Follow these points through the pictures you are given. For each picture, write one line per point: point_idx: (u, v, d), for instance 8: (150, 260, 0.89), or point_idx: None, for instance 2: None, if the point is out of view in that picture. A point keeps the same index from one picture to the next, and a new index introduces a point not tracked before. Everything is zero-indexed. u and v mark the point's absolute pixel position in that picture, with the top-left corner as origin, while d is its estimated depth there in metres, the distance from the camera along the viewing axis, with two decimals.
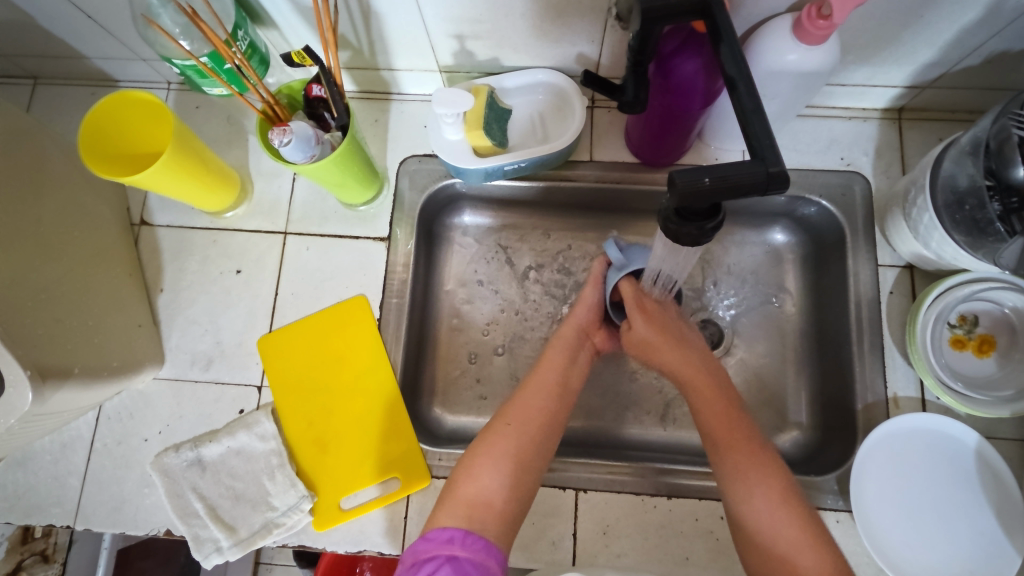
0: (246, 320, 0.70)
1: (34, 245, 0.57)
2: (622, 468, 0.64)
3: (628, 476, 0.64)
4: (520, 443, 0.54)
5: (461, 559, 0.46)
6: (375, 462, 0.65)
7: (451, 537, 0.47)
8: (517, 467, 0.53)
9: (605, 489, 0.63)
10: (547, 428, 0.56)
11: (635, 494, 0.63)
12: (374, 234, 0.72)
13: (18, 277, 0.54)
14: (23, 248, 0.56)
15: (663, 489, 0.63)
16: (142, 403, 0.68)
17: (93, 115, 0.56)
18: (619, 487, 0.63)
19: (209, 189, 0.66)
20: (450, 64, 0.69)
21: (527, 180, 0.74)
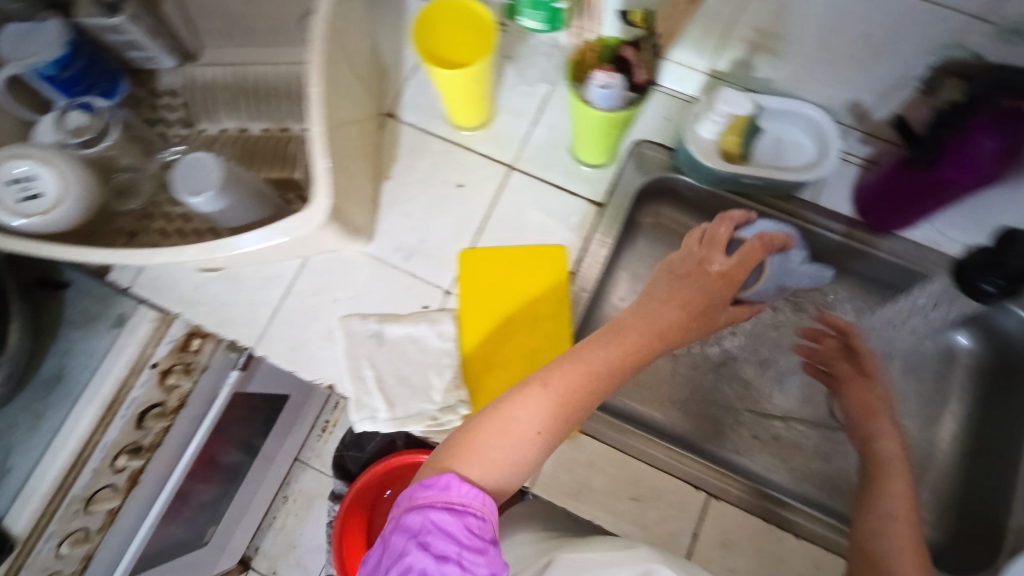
0: (454, 231, 0.75)
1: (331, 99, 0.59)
2: (747, 488, 0.65)
3: (745, 495, 0.65)
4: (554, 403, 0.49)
5: (461, 506, 0.43)
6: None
7: (445, 484, 0.44)
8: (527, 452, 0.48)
9: (724, 499, 0.65)
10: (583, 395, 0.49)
11: (750, 514, 0.64)
12: (591, 198, 0.76)
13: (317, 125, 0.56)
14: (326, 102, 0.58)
15: (775, 520, 0.64)
16: (343, 267, 0.74)
17: (432, 9, 0.61)
18: (734, 501, 0.65)
19: (471, 105, 0.72)
20: (721, 71, 0.72)
21: (744, 199, 0.75)
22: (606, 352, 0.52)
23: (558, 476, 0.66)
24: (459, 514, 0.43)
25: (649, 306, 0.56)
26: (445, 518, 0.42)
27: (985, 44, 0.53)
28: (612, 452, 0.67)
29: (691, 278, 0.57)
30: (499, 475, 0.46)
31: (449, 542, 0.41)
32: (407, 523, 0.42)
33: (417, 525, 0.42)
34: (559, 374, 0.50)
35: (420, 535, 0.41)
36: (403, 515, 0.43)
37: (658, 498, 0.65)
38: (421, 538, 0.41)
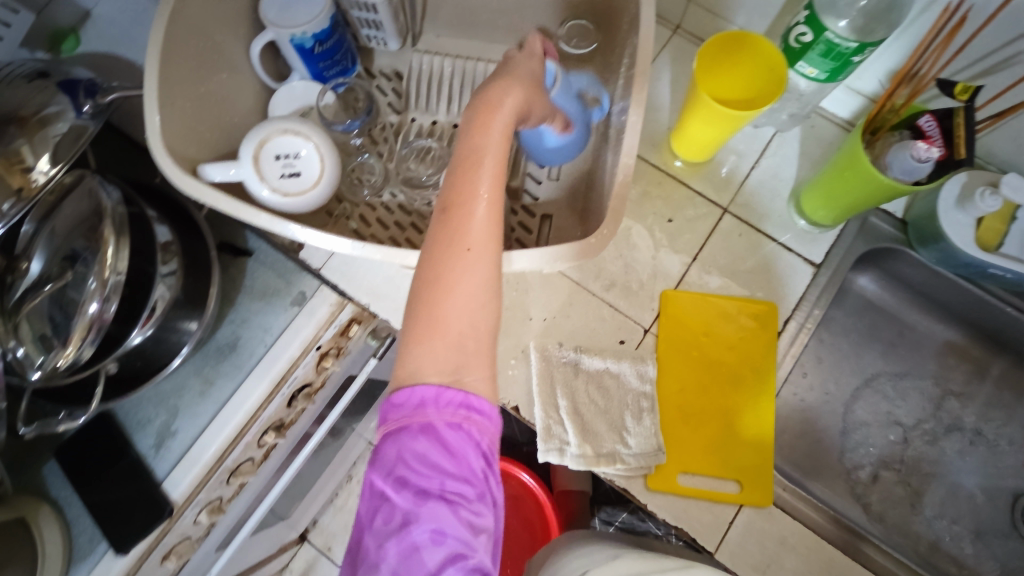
0: (658, 267, 0.72)
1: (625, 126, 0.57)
2: (835, 519, 0.65)
3: (822, 521, 0.65)
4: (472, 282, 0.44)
5: (435, 421, 0.41)
6: (727, 460, 0.65)
7: (422, 401, 0.41)
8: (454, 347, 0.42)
9: (837, 545, 0.64)
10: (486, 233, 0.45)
11: (840, 549, 0.63)
12: (807, 256, 0.72)
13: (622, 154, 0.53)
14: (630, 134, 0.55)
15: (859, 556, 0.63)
16: (540, 285, 0.70)
17: (724, 38, 0.58)
18: (818, 530, 0.64)
19: (706, 143, 0.68)
20: (984, 149, 0.67)
21: (969, 284, 0.71)
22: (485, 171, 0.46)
23: (746, 547, 0.63)
24: (435, 434, 0.41)
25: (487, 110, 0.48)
26: (421, 440, 0.41)
27: None
28: (810, 534, 0.63)
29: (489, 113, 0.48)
30: (450, 316, 0.43)
31: (450, 451, 0.41)
32: (384, 453, 0.42)
33: (397, 455, 0.41)
34: (460, 261, 0.43)
35: (398, 468, 0.41)
36: (383, 441, 0.42)
37: None
38: (397, 474, 0.41)
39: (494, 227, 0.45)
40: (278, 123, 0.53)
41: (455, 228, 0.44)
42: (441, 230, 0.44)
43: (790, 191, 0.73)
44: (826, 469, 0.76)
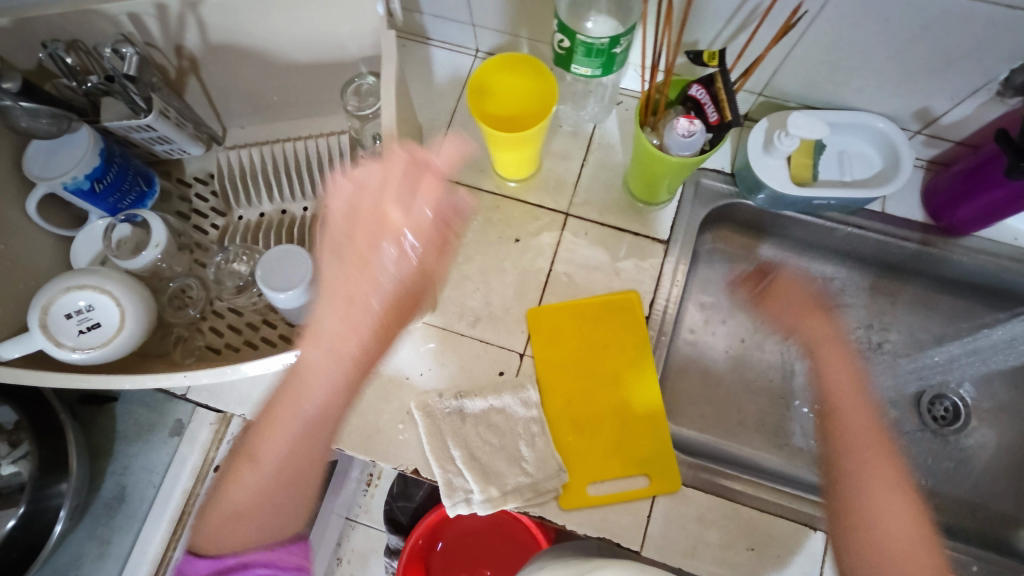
0: (518, 290, 0.72)
1: None
2: (765, 487, 0.65)
3: (751, 491, 0.65)
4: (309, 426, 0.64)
5: None
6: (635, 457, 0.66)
7: None
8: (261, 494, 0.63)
9: (767, 511, 0.64)
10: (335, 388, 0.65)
11: (776, 516, 0.64)
12: (654, 235, 0.73)
13: None
14: None
15: (796, 516, 0.64)
16: (409, 342, 0.70)
17: (484, 68, 0.58)
18: (747, 501, 0.64)
19: (522, 160, 0.69)
20: (778, 91, 0.70)
21: (810, 216, 0.74)
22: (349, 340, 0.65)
23: (671, 536, 0.63)
24: None
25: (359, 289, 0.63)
26: None
27: None
28: (722, 501, 0.64)
29: (366, 267, 0.63)
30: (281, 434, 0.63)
31: None
32: None
33: None
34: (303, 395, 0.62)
35: None
36: None
37: (776, 543, 0.63)
38: None
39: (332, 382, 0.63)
40: (65, 280, 0.52)
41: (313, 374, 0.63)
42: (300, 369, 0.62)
43: (621, 178, 0.75)
44: (740, 427, 0.77)
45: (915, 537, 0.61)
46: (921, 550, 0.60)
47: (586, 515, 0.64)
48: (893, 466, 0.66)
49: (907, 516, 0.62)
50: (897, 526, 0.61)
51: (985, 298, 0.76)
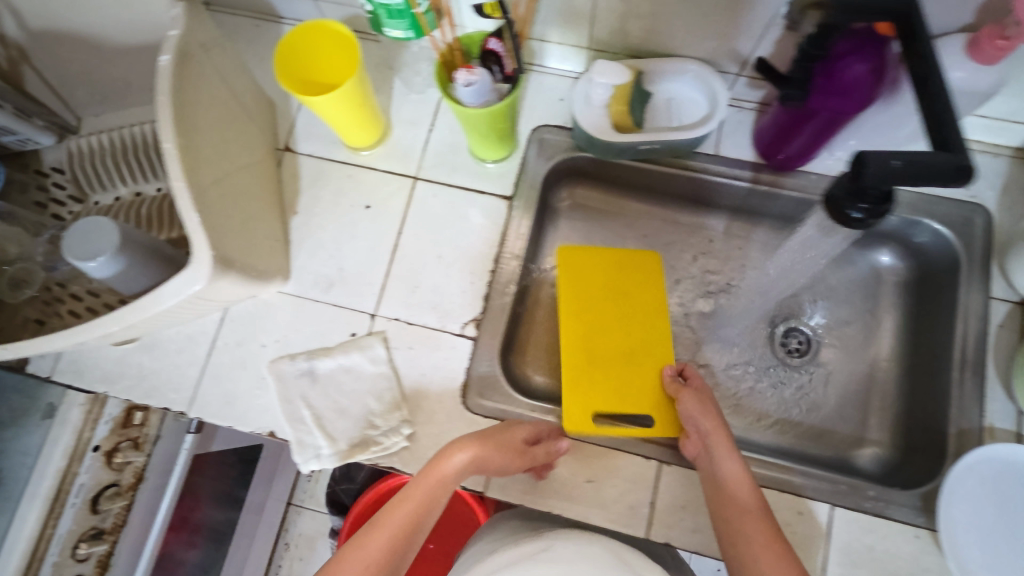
0: (369, 254, 0.74)
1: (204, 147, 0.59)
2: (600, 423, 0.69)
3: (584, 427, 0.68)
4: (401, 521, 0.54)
5: None
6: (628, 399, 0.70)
7: None
8: (388, 543, 0.53)
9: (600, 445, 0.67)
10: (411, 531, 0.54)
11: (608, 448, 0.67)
12: (498, 192, 0.75)
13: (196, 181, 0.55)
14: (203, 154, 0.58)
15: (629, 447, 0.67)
16: (264, 311, 0.72)
17: (286, 37, 0.59)
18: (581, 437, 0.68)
19: (358, 125, 0.71)
20: (602, 42, 0.72)
21: (648, 164, 0.76)
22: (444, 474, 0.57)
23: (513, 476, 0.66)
24: None
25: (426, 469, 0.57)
26: None
27: None
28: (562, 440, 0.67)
29: (436, 471, 0.56)
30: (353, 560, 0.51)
31: None
32: None
33: None
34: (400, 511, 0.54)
35: None
36: None
37: (612, 475, 0.66)
38: None
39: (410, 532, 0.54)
40: None
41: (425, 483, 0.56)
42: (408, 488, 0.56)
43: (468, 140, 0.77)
44: None
45: (744, 521, 0.56)
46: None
47: (432, 461, 0.67)
48: (762, 520, 0.56)
49: (780, 556, 0.53)
50: (755, 544, 0.54)
51: None
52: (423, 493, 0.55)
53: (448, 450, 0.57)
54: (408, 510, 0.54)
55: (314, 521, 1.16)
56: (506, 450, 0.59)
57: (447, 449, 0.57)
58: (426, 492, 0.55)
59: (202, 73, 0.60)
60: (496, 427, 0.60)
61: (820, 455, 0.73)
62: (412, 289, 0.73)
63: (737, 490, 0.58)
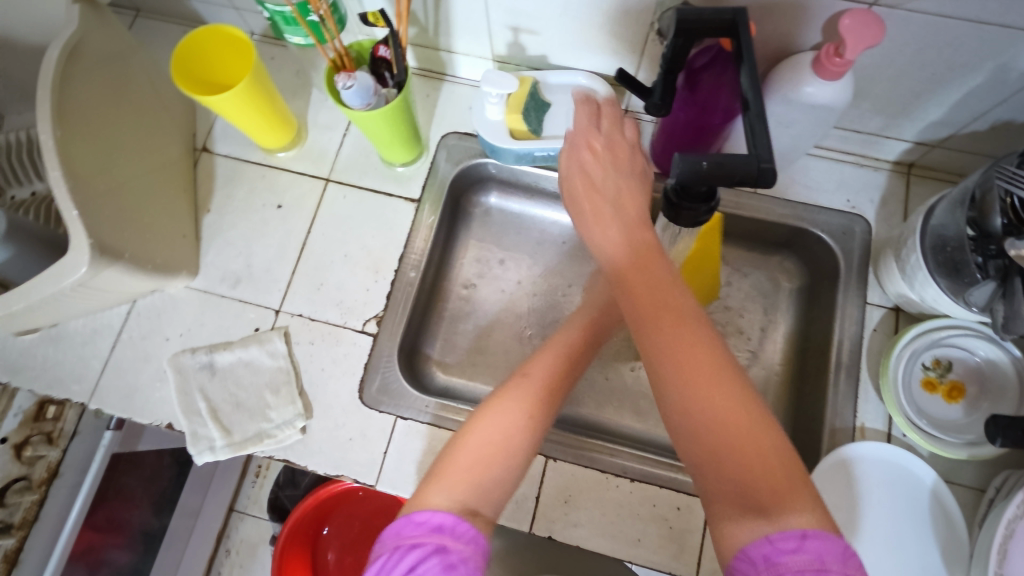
0: (278, 252, 0.76)
1: (96, 142, 0.61)
2: None
3: None
4: (526, 419, 0.48)
5: None
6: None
7: None
8: (493, 461, 0.46)
9: None
10: (540, 416, 0.49)
11: None
12: (407, 195, 0.78)
13: (84, 173, 0.58)
14: (95, 148, 0.60)
15: None
16: (170, 306, 0.74)
17: (190, 41, 0.62)
18: None
19: (269, 127, 0.74)
20: (503, 54, 0.76)
21: (552, 171, 0.79)
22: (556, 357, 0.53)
23: (402, 469, 0.67)
24: None
25: (555, 347, 0.54)
26: None
27: None
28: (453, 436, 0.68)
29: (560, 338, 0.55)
30: (479, 456, 0.46)
31: None
32: None
33: None
34: (507, 412, 0.48)
35: None
36: None
37: None
38: None
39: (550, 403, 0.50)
40: None
41: (525, 383, 0.50)
42: (527, 389, 0.50)
43: None
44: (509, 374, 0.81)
45: (689, 354, 0.40)
46: (786, 483, 0.36)
47: (325, 455, 0.68)
48: (716, 367, 0.39)
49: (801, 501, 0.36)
50: (711, 395, 0.39)
51: (728, 238, 0.82)
52: (526, 390, 0.50)
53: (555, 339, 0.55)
54: (486, 437, 0.47)
55: (257, 528, 1.16)
56: (613, 281, 0.64)
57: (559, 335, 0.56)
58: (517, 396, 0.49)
59: (115, 77, 0.65)
60: (589, 312, 0.59)
61: None
62: (317, 287, 0.75)
63: (727, 406, 0.38)
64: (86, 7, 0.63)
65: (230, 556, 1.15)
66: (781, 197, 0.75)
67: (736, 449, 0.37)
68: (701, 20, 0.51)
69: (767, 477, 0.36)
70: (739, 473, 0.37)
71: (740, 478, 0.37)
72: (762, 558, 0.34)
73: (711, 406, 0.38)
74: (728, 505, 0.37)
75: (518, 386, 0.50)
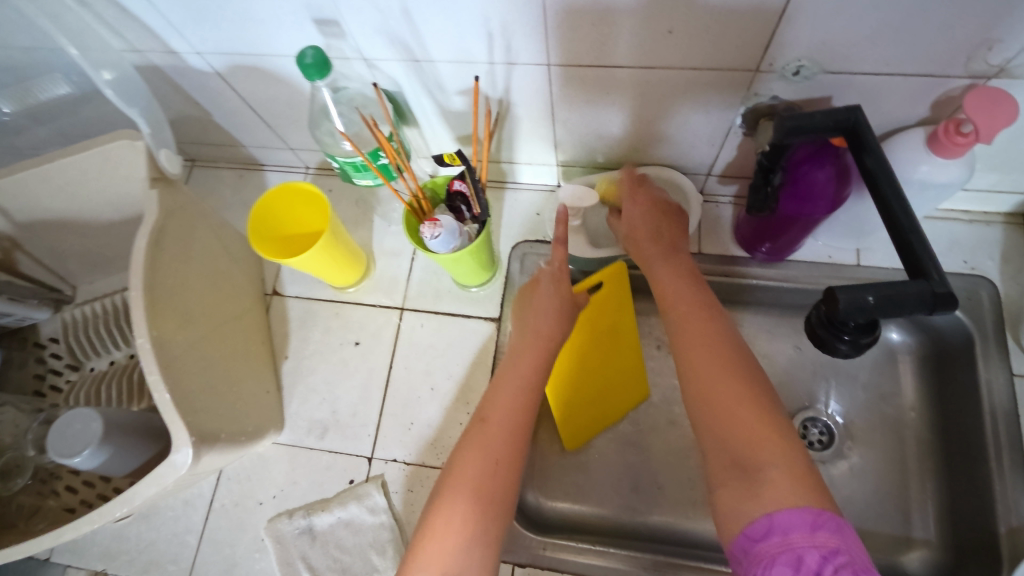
0: (362, 393, 0.73)
1: (181, 322, 0.59)
2: (617, 554, 0.65)
3: (598, 560, 0.65)
4: (494, 473, 0.48)
5: None
6: (577, 417, 0.72)
7: None
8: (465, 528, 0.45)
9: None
10: (511, 462, 0.49)
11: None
12: (486, 314, 0.75)
13: (177, 360, 0.55)
14: (182, 330, 0.58)
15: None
16: (259, 466, 0.71)
17: (264, 202, 0.61)
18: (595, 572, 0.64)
19: (339, 267, 0.72)
20: (567, 158, 0.73)
21: (632, 269, 0.75)
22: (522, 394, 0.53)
23: None
24: None
25: (499, 390, 0.53)
26: None
27: (778, 87, 0.54)
28: None
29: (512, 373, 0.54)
30: (461, 525, 0.45)
31: None
32: None
33: None
34: (474, 465, 0.48)
35: None
36: None
37: None
38: None
39: (511, 450, 0.49)
40: None
41: (478, 435, 0.50)
42: (471, 438, 0.50)
43: None
44: None
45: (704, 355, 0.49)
46: (768, 450, 0.43)
47: None
48: (728, 365, 0.48)
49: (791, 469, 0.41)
50: (713, 397, 0.47)
51: None
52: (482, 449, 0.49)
53: (505, 380, 0.54)
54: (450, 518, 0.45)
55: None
56: (548, 307, 0.57)
57: (510, 372, 0.54)
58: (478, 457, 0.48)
59: (187, 250, 0.62)
60: (520, 347, 0.56)
61: None
62: (407, 426, 0.71)
63: (715, 389, 0.47)
64: (162, 187, 0.60)
65: None
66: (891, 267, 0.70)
67: (729, 422, 0.45)
68: (813, 123, 0.48)
69: (758, 451, 0.43)
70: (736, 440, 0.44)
71: (733, 450, 0.44)
72: (761, 532, 0.39)
73: (731, 411, 0.45)
74: (734, 487, 0.42)
75: (481, 442, 0.49)
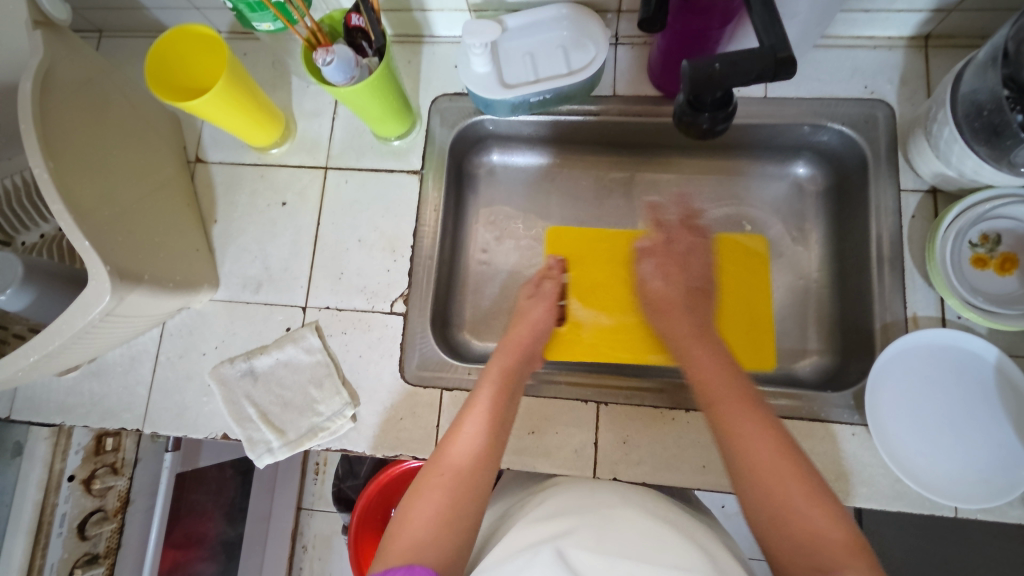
0: (292, 249, 0.75)
1: (96, 174, 0.60)
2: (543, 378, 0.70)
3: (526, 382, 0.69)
4: (480, 438, 0.56)
5: None
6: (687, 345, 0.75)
7: None
8: (450, 497, 0.51)
9: (540, 397, 0.68)
10: (495, 427, 0.57)
11: (554, 398, 0.68)
12: (408, 168, 0.76)
13: (92, 206, 0.58)
14: (96, 181, 0.60)
15: (579, 395, 0.68)
16: (200, 321, 0.74)
17: (158, 47, 0.61)
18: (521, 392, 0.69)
19: (258, 125, 0.71)
20: (478, 2, 0.72)
21: (549, 116, 0.76)
22: (511, 372, 0.63)
23: None
24: None
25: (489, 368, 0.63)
26: None
27: None
28: None
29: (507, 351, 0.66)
30: (439, 494, 0.51)
31: None
32: None
33: None
34: (461, 446, 0.55)
35: None
36: None
37: (553, 423, 0.67)
38: None
39: (501, 418, 0.58)
40: None
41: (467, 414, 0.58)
42: (455, 424, 0.58)
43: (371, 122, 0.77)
44: None
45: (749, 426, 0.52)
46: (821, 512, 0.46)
47: (379, 437, 0.69)
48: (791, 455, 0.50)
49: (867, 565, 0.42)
50: (762, 461, 0.49)
51: (740, 151, 0.80)
52: (488, 402, 0.59)
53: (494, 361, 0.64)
54: (475, 438, 0.56)
55: (326, 520, 1.27)
56: (526, 323, 0.69)
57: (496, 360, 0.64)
58: (478, 420, 0.57)
59: (97, 102, 0.63)
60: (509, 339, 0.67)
61: (763, 372, 0.74)
62: (338, 276, 0.74)
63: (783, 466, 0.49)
64: (47, 31, 0.59)
65: (310, 550, 1.25)
66: (796, 96, 0.71)
67: (795, 520, 0.46)
68: None
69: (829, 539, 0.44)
70: (807, 554, 0.44)
71: (816, 546, 0.44)
72: None
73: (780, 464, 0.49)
74: (798, 558, 0.44)
75: (476, 405, 0.59)
